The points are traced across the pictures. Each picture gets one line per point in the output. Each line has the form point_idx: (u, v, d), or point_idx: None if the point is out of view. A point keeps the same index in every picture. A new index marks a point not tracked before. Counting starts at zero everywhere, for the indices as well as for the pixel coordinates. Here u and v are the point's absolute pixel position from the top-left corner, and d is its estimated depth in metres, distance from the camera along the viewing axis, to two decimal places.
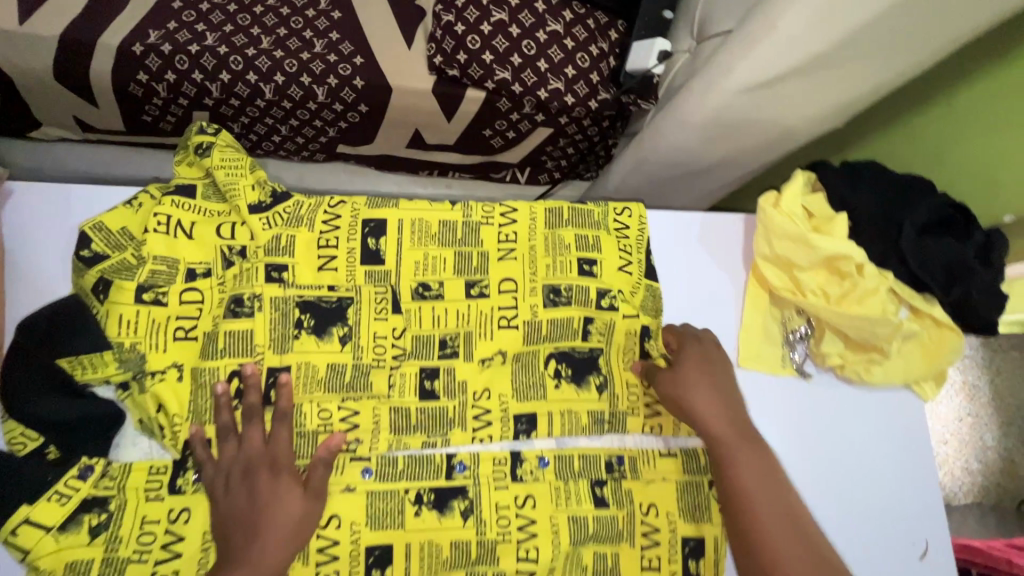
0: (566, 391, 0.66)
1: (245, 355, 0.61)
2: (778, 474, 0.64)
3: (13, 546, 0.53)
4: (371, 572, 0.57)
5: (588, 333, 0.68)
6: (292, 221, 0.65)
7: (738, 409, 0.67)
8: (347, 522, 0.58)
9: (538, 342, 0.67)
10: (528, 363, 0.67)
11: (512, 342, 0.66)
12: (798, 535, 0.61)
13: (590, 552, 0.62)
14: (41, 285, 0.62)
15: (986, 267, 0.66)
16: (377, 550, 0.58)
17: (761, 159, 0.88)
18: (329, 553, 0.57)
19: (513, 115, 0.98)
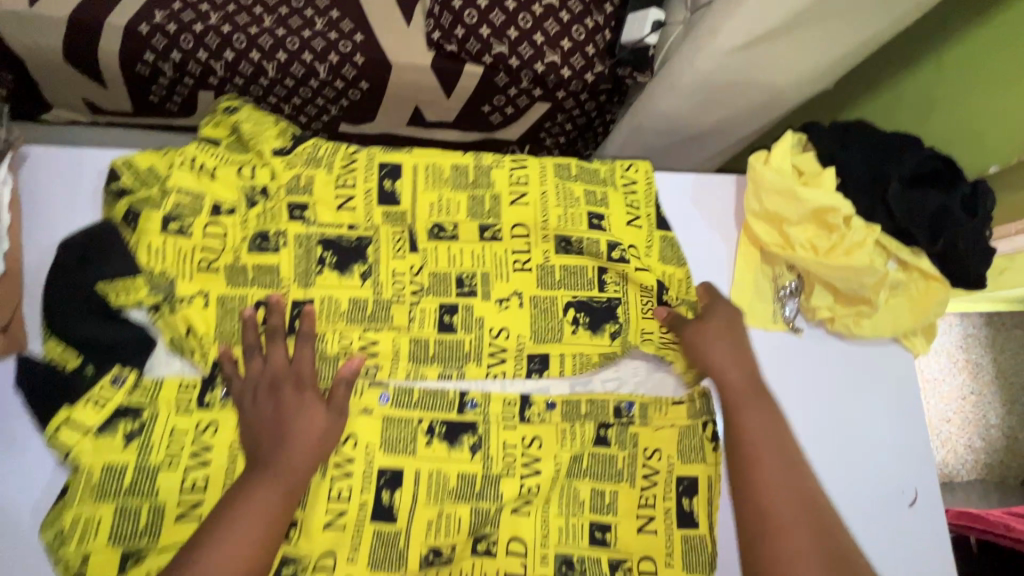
0: (583, 336, 0.70)
1: (271, 287, 0.65)
2: (791, 444, 0.64)
3: (57, 446, 0.56)
4: (381, 493, 0.62)
5: (604, 283, 0.72)
6: (311, 162, 0.68)
7: (756, 372, 0.68)
8: (363, 442, 0.63)
9: (557, 291, 0.71)
10: (548, 309, 0.70)
11: (528, 285, 0.70)
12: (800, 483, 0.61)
13: (587, 488, 0.67)
14: (68, 220, 0.64)
15: (971, 217, 0.67)
16: (388, 472, 0.63)
17: (754, 123, 0.90)
18: (345, 469, 0.62)
19: (511, 91, 1.00)
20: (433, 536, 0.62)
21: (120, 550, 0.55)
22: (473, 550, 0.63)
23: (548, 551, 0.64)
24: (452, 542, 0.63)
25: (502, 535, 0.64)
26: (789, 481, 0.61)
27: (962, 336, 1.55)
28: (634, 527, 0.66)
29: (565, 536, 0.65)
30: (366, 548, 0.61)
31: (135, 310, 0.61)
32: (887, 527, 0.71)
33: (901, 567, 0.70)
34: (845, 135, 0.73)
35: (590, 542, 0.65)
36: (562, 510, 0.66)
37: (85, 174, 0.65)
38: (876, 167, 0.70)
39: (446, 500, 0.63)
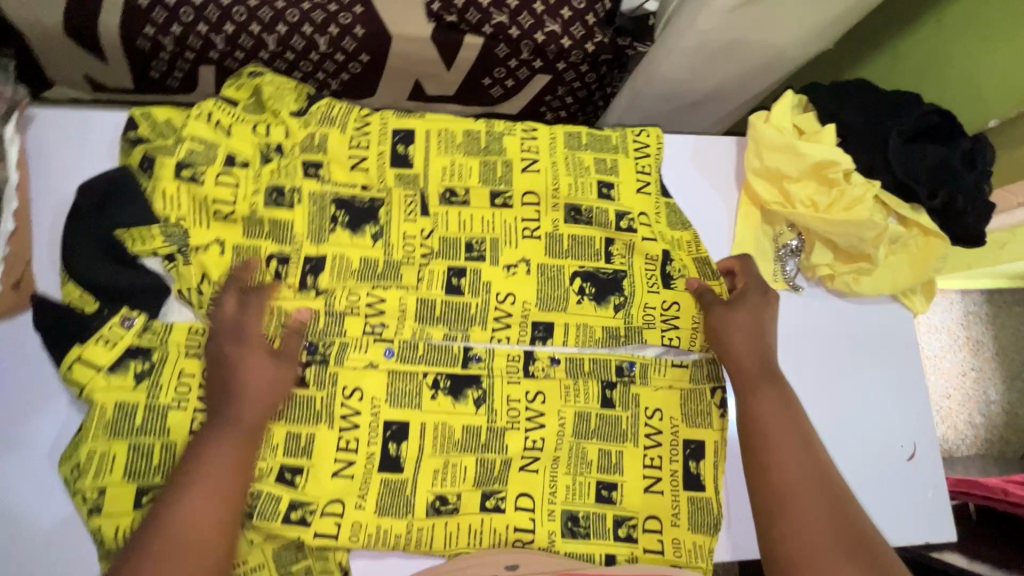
0: (588, 307, 0.70)
1: (283, 242, 0.66)
2: (804, 424, 0.64)
3: (70, 380, 0.58)
4: (387, 445, 0.63)
5: (610, 255, 0.72)
6: (326, 121, 0.69)
7: (773, 351, 0.69)
8: (368, 396, 0.64)
9: (564, 260, 0.71)
10: (554, 277, 0.70)
11: (537, 253, 0.70)
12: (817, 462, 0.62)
13: (595, 449, 0.67)
14: (85, 168, 0.65)
15: (969, 168, 0.68)
16: (394, 425, 0.64)
17: (753, 81, 0.92)
18: (351, 421, 0.63)
19: (512, 63, 0.99)
20: (439, 484, 0.64)
21: (134, 485, 0.58)
22: (482, 505, 0.64)
23: (555, 508, 0.65)
24: (458, 490, 0.64)
25: (510, 490, 0.65)
26: (805, 461, 0.61)
27: (963, 313, 1.56)
28: (639, 488, 0.67)
29: (572, 493, 0.66)
30: (374, 496, 0.62)
31: (151, 256, 0.63)
32: (886, 481, 0.72)
33: (900, 519, 0.71)
34: (846, 92, 0.73)
35: (596, 499, 0.66)
36: (570, 470, 0.66)
37: (101, 127, 0.66)
38: (878, 122, 0.70)
39: (451, 452, 0.64)
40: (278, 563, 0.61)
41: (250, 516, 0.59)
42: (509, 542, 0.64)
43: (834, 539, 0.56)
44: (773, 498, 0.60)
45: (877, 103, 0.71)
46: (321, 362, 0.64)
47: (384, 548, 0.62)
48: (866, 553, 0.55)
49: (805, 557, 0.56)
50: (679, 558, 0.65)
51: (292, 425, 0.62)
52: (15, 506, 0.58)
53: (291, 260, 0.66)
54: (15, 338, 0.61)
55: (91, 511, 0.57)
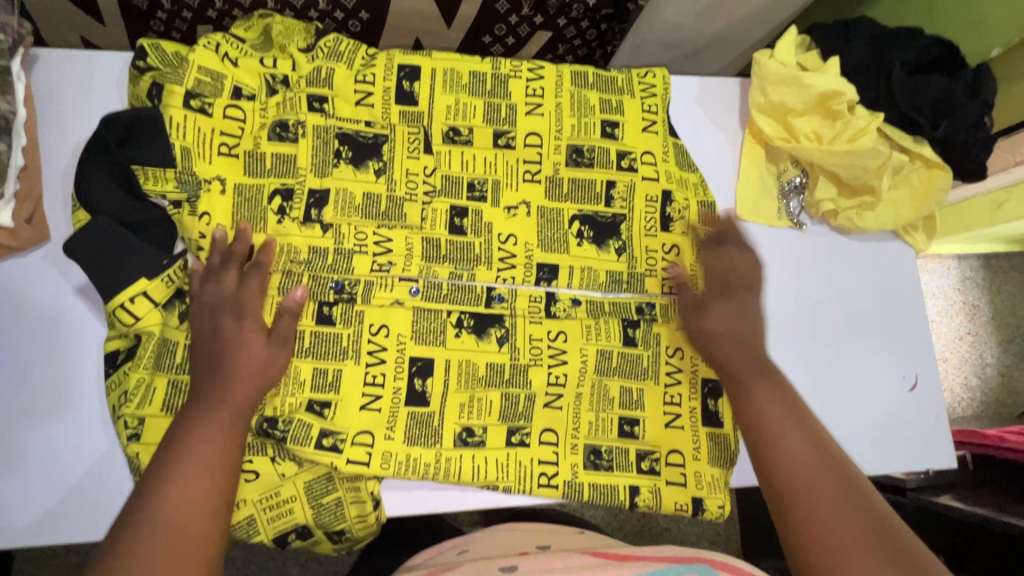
0: (588, 249, 0.70)
1: (289, 176, 0.66)
2: (808, 414, 0.60)
3: (126, 313, 0.60)
4: (413, 380, 0.63)
5: (611, 198, 0.72)
6: (334, 55, 0.69)
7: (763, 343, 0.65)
8: (394, 332, 0.64)
9: (565, 203, 0.71)
10: (554, 219, 0.70)
11: (536, 195, 0.71)
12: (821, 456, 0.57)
13: (616, 386, 0.67)
14: (95, 105, 0.66)
15: (972, 99, 0.68)
16: (419, 361, 0.64)
17: (761, 23, 0.92)
18: (377, 356, 0.63)
19: (512, 19, 0.98)
20: (465, 416, 0.64)
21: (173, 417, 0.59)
22: (506, 442, 0.64)
23: (578, 442, 0.65)
24: (483, 423, 0.64)
25: (534, 427, 0.65)
26: (815, 455, 0.57)
27: (959, 278, 1.57)
28: (660, 423, 0.67)
29: (594, 429, 0.66)
30: (402, 426, 0.62)
31: (161, 197, 0.63)
32: (888, 409, 0.73)
33: (903, 449, 0.72)
34: (851, 27, 0.73)
35: (618, 435, 0.66)
36: (591, 407, 0.66)
37: (111, 63, 0.67)
38: (883, 54, 0.71)
39: (474, 386, 0.64)
40: (309, 495, 0.61)
41: (282, 441, 0.59)
42: (533, 476, 0.63)
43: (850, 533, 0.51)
44: (780, 496, 0.56)
45: (885, 32, 0.72)
46: (350, 300, 0.64)
47: (412, 477, 0.62)
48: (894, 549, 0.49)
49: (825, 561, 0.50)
50: (698, 490, 0.66)
51: (318, 361, 0.62)
52: (44, 442, 0.59)
53: (296, 195, 0.65)
54: (47, 272, 0.62)
55: (131, 437, 0.58)
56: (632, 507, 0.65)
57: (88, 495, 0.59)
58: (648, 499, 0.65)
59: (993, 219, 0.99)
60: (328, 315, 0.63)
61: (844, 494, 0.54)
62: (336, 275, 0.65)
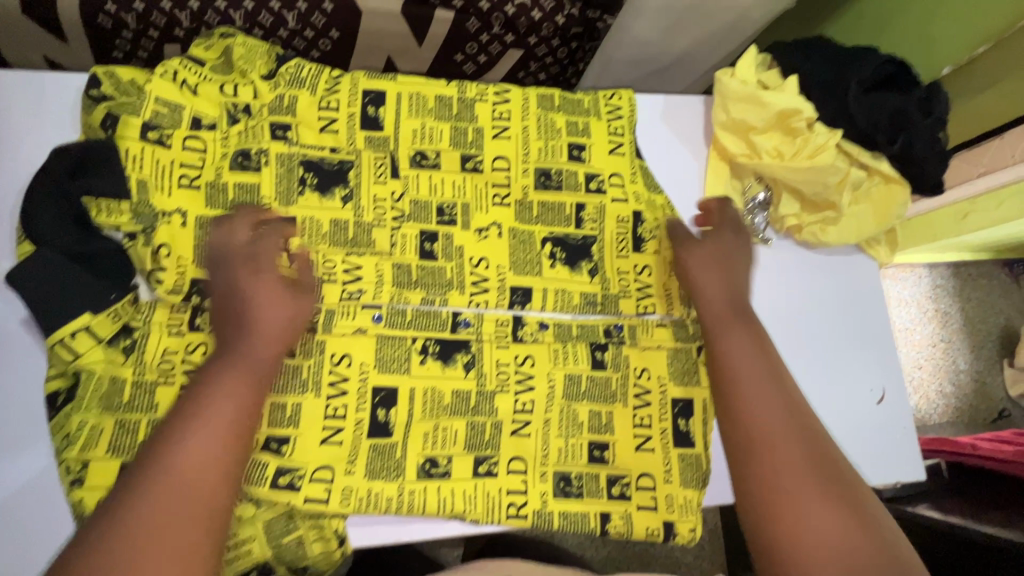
0: (561, 272, 0.70)
1: (252, 207, 0.65)
2: (782, 373, 0.60)
3: (64, 348, 0.57)
4: (376, 411, 0.62)
5: (582, 220, 0.72)
6: (295, 83, 0.68)
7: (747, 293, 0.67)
8: (357, 362, 0.63)
9: (535, 226, 0.71)
10: (525, 241, 0.70)
11: (507, 217, 0.71)
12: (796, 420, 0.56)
13: (585, 410, 0.66)
14: (45, 134, 0.64)
15: (926, 117, 0.70)
16: (383, 391, 0.63)
17: (723, 40, 0.93)
18: (340, 388, 0.62)
19: (483, 37, 0.99)
20: (430, 447, 0.62)
21: (119, 461, 0.56)
22: (474, 471, 0.62)
23: (547, 470, 0.63)
24: (449, 453, 0.62)
25: (503, 455, 0.63)
26: (781, 405, 0.57)
27: (930, 287, 1.60)
28: (631, 446, 0.66)
29: (564, 455, 0.64)
30: (363, 460, 0.60)
31: (115, 231, 0.61)
32: (857, 423, 0.73)
33: (874, 461, 0.72)
34: (811, 49, 0.75)
35: (589, 460, 0.65)
36: (561, 432, 0.65)
37: (67, 90, 0.65)
38: (841, 74, 0.72)
39: (440, 415, 0.63)
40: (270, 534, 0.58)
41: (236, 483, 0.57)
42: (502, 506, 0.61)
43: (802, 475, 0.52)
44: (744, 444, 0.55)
45: (841, 52, 0.74)
46: (309, 331, 0.63)
47: (376, 513, 0.59)
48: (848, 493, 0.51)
49: (780, 500, 0.51)
50: (670, 513, 0.64)
51: (276, 396, 0.60)
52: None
53: None
54: (4, 303, 0.59)
55: (73, 484, 0.55)
56: (604, 535, 0.63)
57: (29, 546, 0.55)
58: (619, 525, 0.63)
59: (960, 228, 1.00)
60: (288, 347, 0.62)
61: (807, 446, 0.54)
62: None
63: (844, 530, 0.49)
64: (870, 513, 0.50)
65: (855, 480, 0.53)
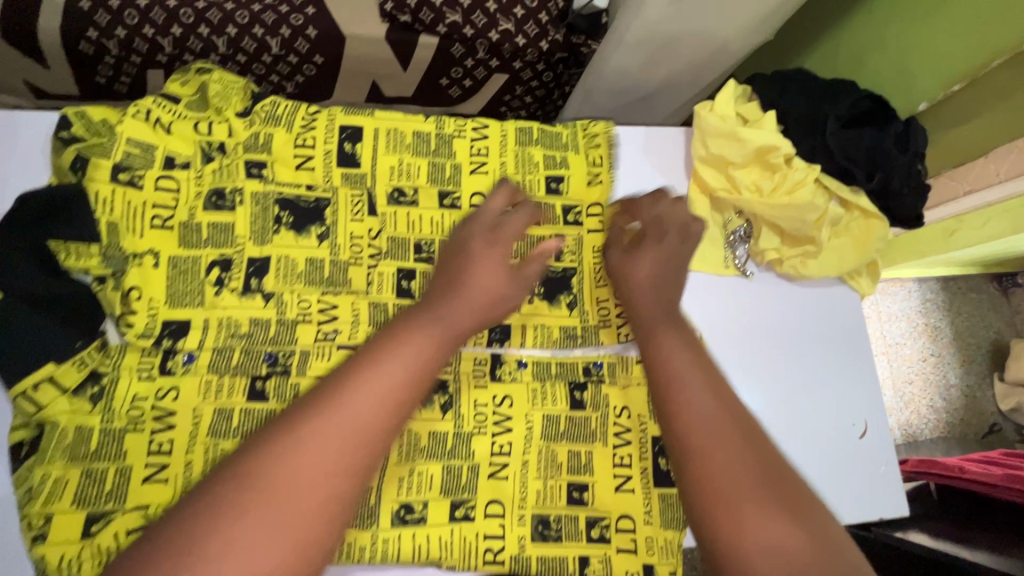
0: (540, 306, 0.70)
1: (227, 247, 0.65)
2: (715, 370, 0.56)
3: (27, 400, 0.56)
4: None
5: (562, 253, 0.71)
6: (271, 120, 0.68)
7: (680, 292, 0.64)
8: None
9: None
10: None
11: None
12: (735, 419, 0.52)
13: (564, 450, 0.65)
14: (15, 175, 0.63)
15: (903, 153, 0.70)
16: None
17: (704, 73, 0.92)
18: None
19: (468, 62, 1.05)
20: (405, 492, 0.61)
21: (85, 513, 0.55)
22: (451, 516, 0.61)
23: (525, 513, 0.62)
24: (424, 498, 0.61)
25: (480, 498, 0.62)
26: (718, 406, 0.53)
27: (919, 301, 1.60)
28: (611, 487, 0.65)
29: (542, 498, 0.63)
30: None
31: (84, 274, 0.60)
32: (837, 459, 0.73)
33: (856, 497, 0.72)
34: (790, 83, 0.75)
35: (568, 501, 0.64)
36: (540, 473, 0.64)
37: (37, 129, 0.64)
38: (818, 108, 0.72)
39: (416, 459, 0.62)
40: None
41: None
42: (479, 551, 0.61)
43: (746, 480, 0.48)
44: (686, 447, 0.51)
45: (819, 87, 0.74)
46: (284, 373, 0.62)
47: (350, 562, 0.58)
48: (796, 503, 0.47)
49: (719, 501, 0.47)
50: (650, 555, 0.64)
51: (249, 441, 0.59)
52: None
53: (234, 265, 0.64)
54: None
55: (35, 539, 0.54)
56: None
57: None
58: (598, 569, 0.63)
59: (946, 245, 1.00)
60: (262, 390, 0.61)
61: (749, 444, 0.50)
62: (276, 346, 0.63)
63: (790, 538, 0.45)
64: (823, 524, 0.46)
65: (804, 489, 0.49)
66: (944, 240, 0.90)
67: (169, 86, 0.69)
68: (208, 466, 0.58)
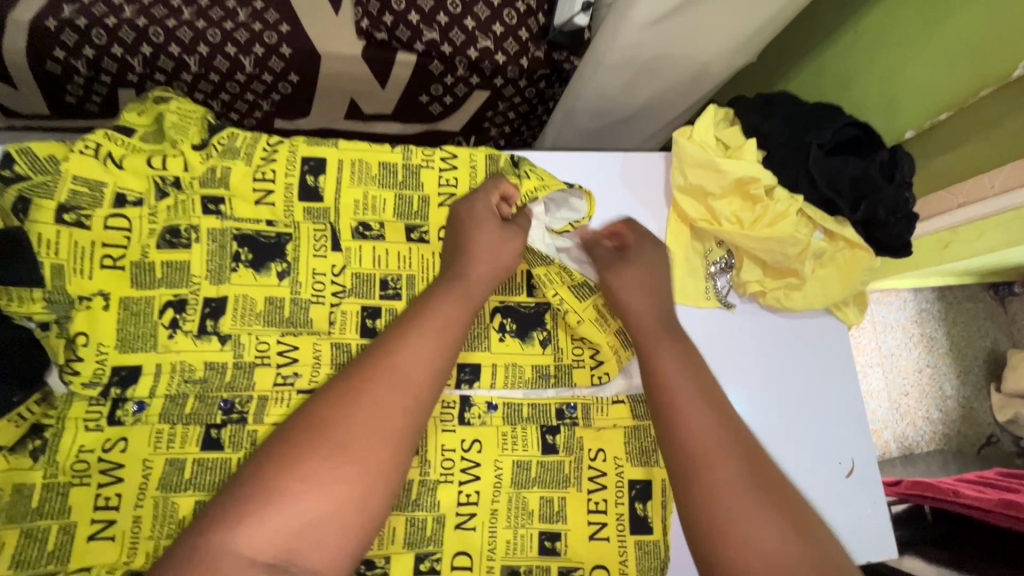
0: (510, 345, 0.67)
1: (181, 286, 0.62)
2: (709, 381, 0.61)
3: None
4: None
5: (533, 288, 0.70)
6: (228, 153, 0.65)
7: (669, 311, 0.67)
8: None
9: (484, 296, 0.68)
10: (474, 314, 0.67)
11: None
12: (728, 430, 0.57)
13: (536, 497, 0.62)
14: None
15: (889, 181, 0.67)
16: None
17: (686, 96, 0.89)
18: None
19: (448, 79, 1.00)
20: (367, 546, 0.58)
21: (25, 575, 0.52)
22: (415, 568, 0.59)
23: (494, 564, 0.60)
24: (387, 552, 0.58)
25: (446, 550, 0.59)
26: (712, 417, 0.58)
27: (915, 311, 1.57)
28: (585, 535, 0.62)
29: (512, 548, 0.61)
30: None
31: (27, 319, 0.58)
32: (821, 499, 0.70)
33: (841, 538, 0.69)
34: (772, 107, 0.72)
35: (539, 551, 0.61)
36: (510, 522, 0.61)
37: None
38: (801, 134, 0.69)
39: None
40: None
41: None
42: None
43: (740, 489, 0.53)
44: (686, 455, 0.56)
45: (801, 113, 0.71)
46: (239, 421, 0.59)
47: None
48: (786, 509, 0.53)
49: (720, 510, 0.52)
50: None
51: (201, 494, 0.56)
52: None
53: (189, 306, 0.61)
54: None
55: None
56: None
57: None
58: None
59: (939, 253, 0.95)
60: (216, 439, 0.58)
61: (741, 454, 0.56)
62: (232, 392, 0.60)
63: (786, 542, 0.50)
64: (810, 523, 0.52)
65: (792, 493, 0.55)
66: (938, 252, 0.92)
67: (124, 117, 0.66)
68: (157, 522, 0.55)
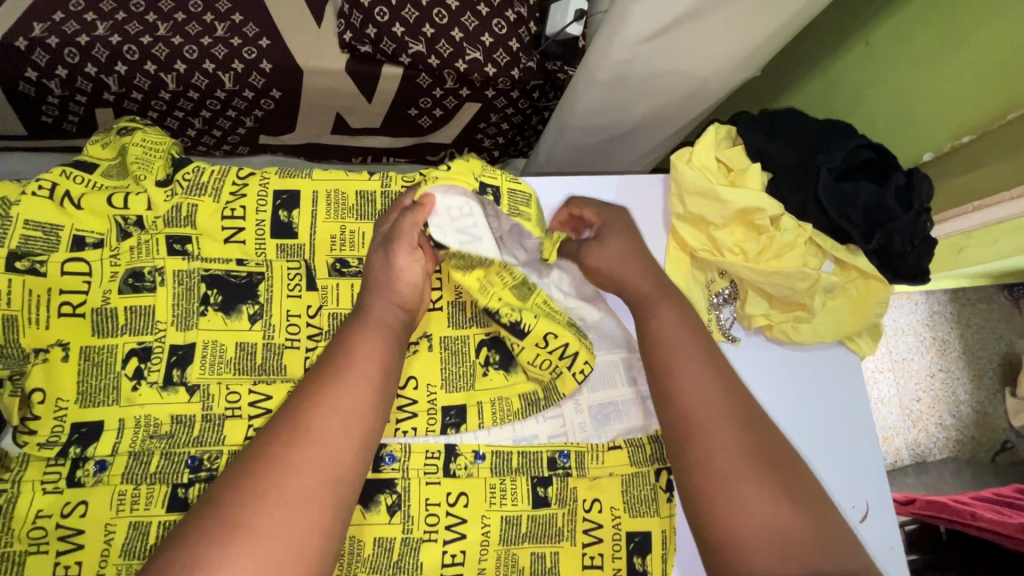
0: (495, 379, 0.63)
1: (145, 333, 0.57)
2: (713, 346, 0.57)
3: None
4: None
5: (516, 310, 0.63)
6: (195, 189, 0.61)
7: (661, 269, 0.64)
8: None
9: (470, 333, 0.64)
10: (459, 353, 0.63)
11: (438, 324, 0.64)
12: (733, 399, 0.54)
13: (527, 553, 0.58)
14: None
15: (906, 210, 0.62)
16: None
17: (685, 113, 0.84)
18: None
19: (436, 92, 0.95)
20: None
21: None
22: None
23: None
24: None
25: None
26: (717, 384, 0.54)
27: (927, 314, 1.51)
28: None
29: None
30: None
31: None
32: None
33: None
34: (777, 126, 0.67)
35: None
36: None
37: None
38: (808, 155, 0.65)
39: (356, 573, 0.55)
40: None
41: None
42: None
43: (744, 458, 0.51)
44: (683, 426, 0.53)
45: (809, 134, 0.66)
46: (208, 479, 0.55)
47: None
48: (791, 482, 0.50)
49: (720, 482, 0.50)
50: None
51: None
52: None
53: (154, 355, 0.57)
54: None
55: None
56: None
57: None
58: None
59: (954, 261, 0.89)
60: (183, 499, 0.54)
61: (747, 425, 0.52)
62: (201, 448, 0.56)
63: (790, 513, 0.48)
64: (815, 489, 0.51)
65: (797, 458, 0.53)
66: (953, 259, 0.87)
67: (87, 151, 0.63)
68: None
